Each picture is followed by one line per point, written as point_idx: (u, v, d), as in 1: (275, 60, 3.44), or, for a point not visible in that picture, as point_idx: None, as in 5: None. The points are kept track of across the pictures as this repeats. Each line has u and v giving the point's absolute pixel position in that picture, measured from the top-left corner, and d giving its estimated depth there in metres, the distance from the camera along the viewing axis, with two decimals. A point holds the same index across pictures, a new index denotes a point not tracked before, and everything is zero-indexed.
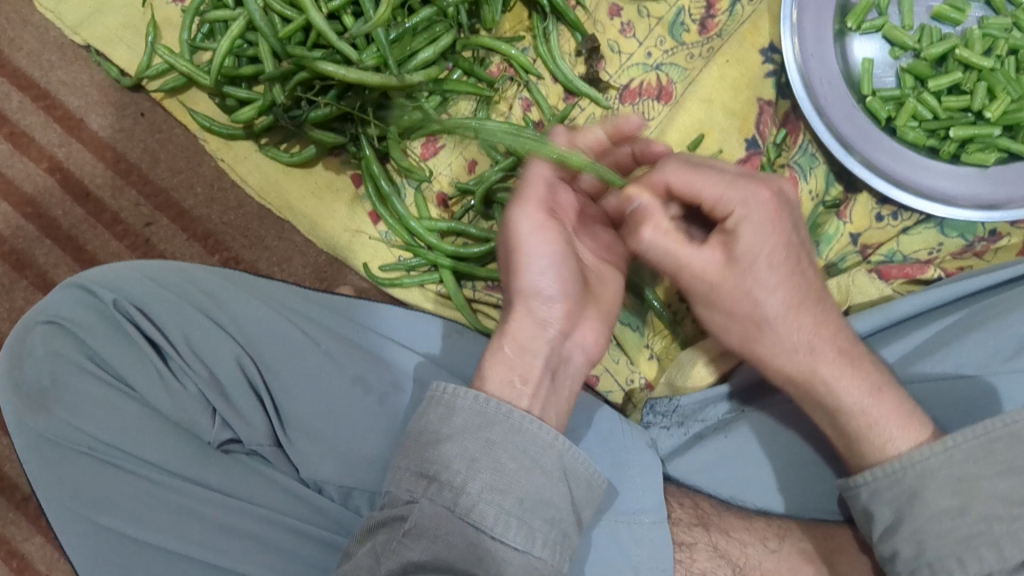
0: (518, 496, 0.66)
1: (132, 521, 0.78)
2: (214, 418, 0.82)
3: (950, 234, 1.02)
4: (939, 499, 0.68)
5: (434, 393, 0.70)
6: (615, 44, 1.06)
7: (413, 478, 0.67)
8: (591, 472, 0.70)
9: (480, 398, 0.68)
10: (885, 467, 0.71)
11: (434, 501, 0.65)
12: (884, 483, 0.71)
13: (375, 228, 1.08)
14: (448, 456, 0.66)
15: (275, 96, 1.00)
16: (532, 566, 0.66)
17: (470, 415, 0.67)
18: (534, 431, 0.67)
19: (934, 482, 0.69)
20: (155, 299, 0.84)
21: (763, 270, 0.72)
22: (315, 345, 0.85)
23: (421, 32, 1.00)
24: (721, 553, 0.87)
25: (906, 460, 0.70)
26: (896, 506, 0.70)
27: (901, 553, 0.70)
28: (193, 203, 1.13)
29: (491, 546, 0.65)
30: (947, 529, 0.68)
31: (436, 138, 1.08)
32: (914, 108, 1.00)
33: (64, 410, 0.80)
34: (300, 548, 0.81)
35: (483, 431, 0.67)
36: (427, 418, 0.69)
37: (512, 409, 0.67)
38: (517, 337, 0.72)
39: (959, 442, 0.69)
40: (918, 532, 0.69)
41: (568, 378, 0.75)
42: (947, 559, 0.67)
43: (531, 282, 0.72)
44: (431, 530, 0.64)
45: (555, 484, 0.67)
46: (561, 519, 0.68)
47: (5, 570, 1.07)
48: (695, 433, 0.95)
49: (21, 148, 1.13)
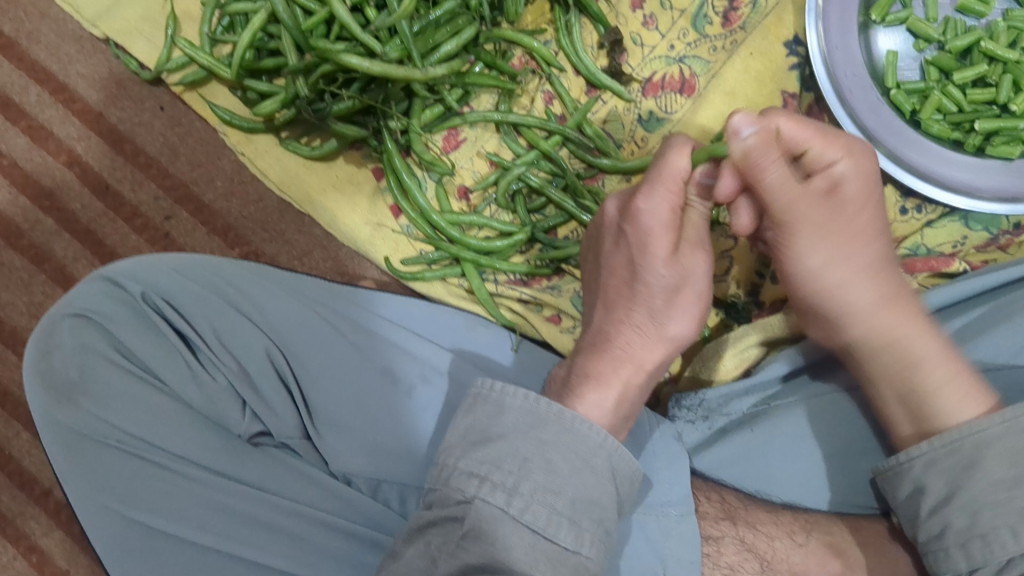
0: (570, 496, 0.65)
1: (160, 514, 0.78)
2: (244, 410, 0.82)
3: (974, 228, 1.01)
4: (993, 469, 0.69)
5: (480, 391, 0.70)
6: (637, 37, 1.06)
7: (463, 478, 0.66)
8: (636, 472, 0.69)
9: (530, 397, 0.68)
10: (942, 438, 0.73)
11: (489, 503, 0.65)
12: (942, 453, 0.73)
13: (396, 222, 1.07)
14: (495, 457, 0.66)
15: (298, 88, 0.99)
16: (584, 566, 0.65)
17: (520, 414, 0.67)
18: (584, 432, 0.67)
19: (990, 453, 0.70)
20: (183, 291, 0.83)
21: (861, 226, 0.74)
22: (342, 337, 0.85)
23: (445, 24, 0.99)
24: (748, 546, 0.86)
25: (963, 431, 0.72)
26: (950, 475, 0.72)
27: (953, 525, 0.71)
28: (212, 197, 1.12)
29: (545, 547, 0.64)
30: (1002, 499, 0.68)
31: (458, 131, 1.07)
32: (938, 100, 0.99)
33: (93, 402, 0.80)
34: (328, 542, 0.80)
35: (535, 431, 0.67)
36: (474, 416, 0.69)
37: (563, 410, 0.67)
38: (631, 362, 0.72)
39: (1016, 415, 0.69)
40: (972, 503, 0.70)
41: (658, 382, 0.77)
42: (999, 530, 0.68)
43: (679, 326, 0.72)
44: (489, 532, 0.65)
45: (603, 484, 0.67)
46: (607, 518, 0.67)
47: (26, 564, 1.06)
48: (720, 426, 0.95)
49: (40, 141, 1.12)
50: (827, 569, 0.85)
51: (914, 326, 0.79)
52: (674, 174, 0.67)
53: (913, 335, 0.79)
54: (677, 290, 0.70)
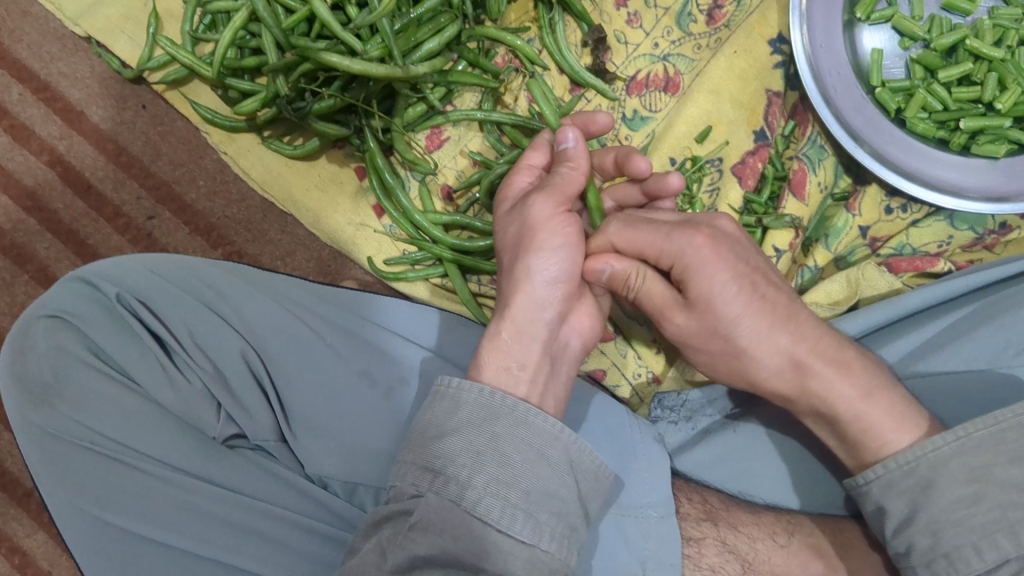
0: (524, 488, 0.66)
1: (134, 517, 0.78)
2: (218, 413, 0.81)
3: (961, 227, 1.01)
4: (952, 488, 0.70)
5: (438, 388, 0.71)
6: (622, 35, 1.05)
7: (417, 472, 0.68)
8: (598, 466, 0.71)
9: (484, 391, 0.69)
10: (898, 459, 0.73)
11: (439, 496, 0.66)
12: (898, 474, 0.73)
13: (379, 222, 1.07)
14: (452, 450, 0.67)
15: (278, 87, 0.98)
16: (540, 559, 0.66)
17: (474, 408, 0.68)
18: (539, 424, 0.68)
19: (947, 472, 0.71)
20: (160, 293, 0.82)
21: (719, 290, 0.74)
22: (320, 338, 0.85)
23: (427, 23, 0.99)
24: (730, 548, 0.86)
25: (920, 449, 0.73)
26: (910, 496, 0.72)
27: (917, 545, 0.71)
28: (195, 196, 1.11)
29: (499, 538, 0.65)
30: (962, 517, 0.70)
31: (441, 130, 1.07)
32: (924, 99, 0.98)
33: (68, 405, 0.79)
34: (303, 544, 0.80)
35: (488, 424, 0.68)
36: (432, 412, 0.70)
37: (517, 402, 0.69)
38: (517, 322, 0.74)
39: (969, 432, 0.71)
40: (933, 523, 0.70)
41: (566, 367, 0.78)
42: (963, 549, 0.69)
43: (537, 265, 0.74)
44: (438, 523, 0.65)
45: (561, 476, 0.68)
46: (568, 512, 0.68)
47: (8, 566, 1.06)
48: (704, 427, 0.94)
49: (21, 140, 1.11)
50: (808, 570, 0.85)
51: (842, 368, 0.77)
52: (528, 162, 0.83)
53: (843, 374, 0.77)
54: (529, 234, 0.75)
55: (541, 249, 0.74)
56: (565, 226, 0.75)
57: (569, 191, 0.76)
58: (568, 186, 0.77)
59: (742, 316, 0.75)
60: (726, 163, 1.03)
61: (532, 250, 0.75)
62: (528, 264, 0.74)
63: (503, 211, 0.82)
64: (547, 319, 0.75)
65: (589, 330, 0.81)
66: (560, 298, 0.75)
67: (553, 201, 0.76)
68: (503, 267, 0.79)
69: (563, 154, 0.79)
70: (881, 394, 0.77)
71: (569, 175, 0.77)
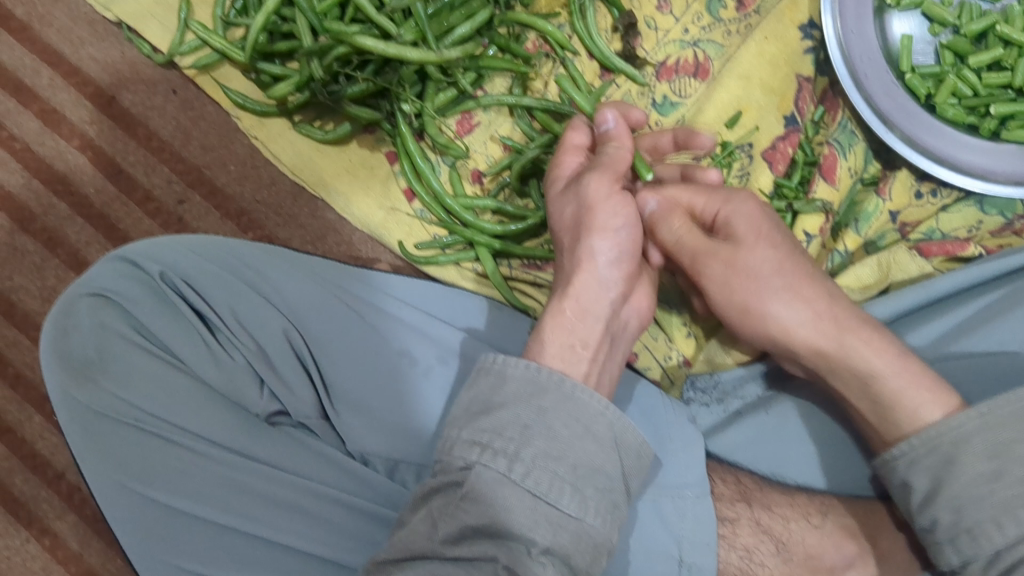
0: (571, 463, 0.67)
1: (178, 493, 0.78)
2: (262, 390, 0.83)
3: (990, 212, 1.01)
4: (975, 463, 0.70)
5: (484, 365, 0.73)
6: (652, 21, 1.06)
7: (466, 445, 0.68)
8: (641, 443, 0.72)
9: (531, 366, 0.71)
10: (923, 435, 0.74)
11: (490, 468, 0.66)
12: (924, 451, 0.73)
13: (410, 206, 1.07)
14: (500, 423, 0.68)
15: (313, 71, 0.99)
16: (586, 533, 0.67)
17: (520, 383, 0.70)
18: (584, 400, 0.70)
19: (970, 448, 0.71)
20: (202, 272, 0.83)
21: (756, 259, 0.80)
22: (361, 318, 0.85)
23: (458, 7, 0.99)
24: (764, 529, 0.87)
25: (942, 427, 0.73)
26: (934, 472, 0.73)
27: (941, 520, 0.72)
28: (225, 180, 1.12)
29: (546, 511, 0.66)
30: (985, 493, 0.69)
31: (472, 115, 1.07)
32: (954, 84, 0.99)
33: (111, 381, 0.80)
34: (345, 520, 0.80)
35: (536, 399, 0.69)
36: (478, 387, 0.72)
37: (563, 376, 0.70)
38: (581, 300, 0.76)
39: (993, 409, 0.70)
40: (956, 499, 0.71)
41: (620, 347, 0.81)
42: (985, 524, 0.69)
43: (600, 244, 0.77)
44: (486, 496, 0.66)
45: (607, 452, 0.69)
46: (612, 489, 0.69)
47: (39, 548, 1.06)
48: (735, 409, 0.95)
49: (52, 125, 1.12)
50: (842, 551, 0.85)
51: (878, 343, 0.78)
52: (573, 142, 0.86)
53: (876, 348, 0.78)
54: (588, 213, 0.78)
55: (603, 228, 0.77)
56: (622, 204, 0.78)
57: (616, 166, 0.80)
58: (617, 164, 0.80)
59: (769, 279, 0.79)
60: (755, 149, 1.04)
61: (594, 228, 0.77)
62: (591, 243, 0.77)
63: (554, 194, 0.84)
64: (612, 298, 0.77)
65: (646, 312, 0.84)
66: (620, 276, 0.78)
67: (609, 181, 0.78)
68: (563, 247, 0.81)
69: (606, 135, 0.83)
70: (903, 368, 0.77)
71: (616, 151, 0.81)
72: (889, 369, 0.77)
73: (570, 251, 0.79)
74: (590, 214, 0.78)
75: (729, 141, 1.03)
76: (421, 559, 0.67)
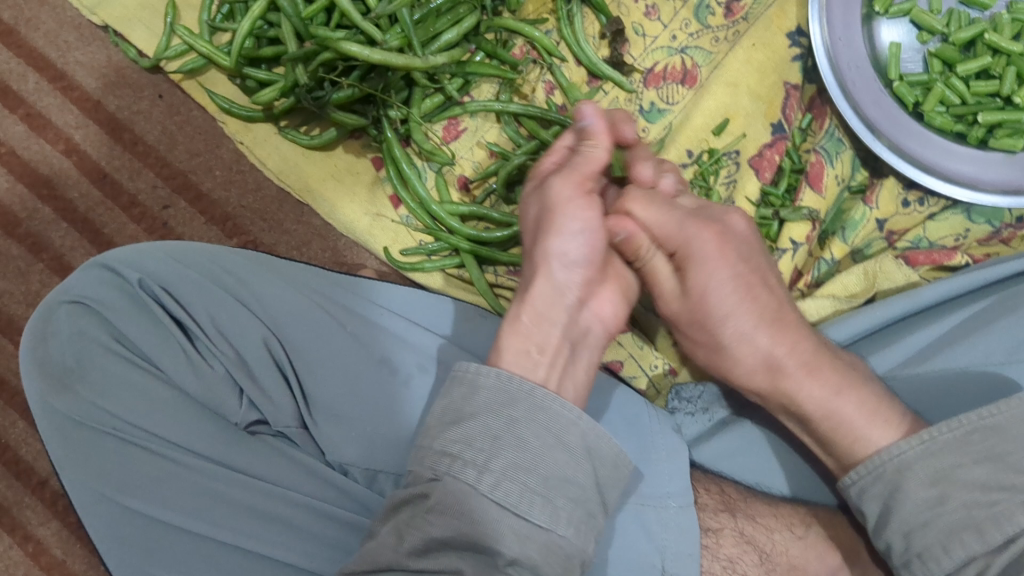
0: (542, 474, 0.67)
1: (156, 503, 0.78)
2: (240, 399, 0.81)
3: (977, 221, 1.01)
4: (918, 489, 0.73)
5: (458, 372, 0.72)
6: (640, 27, 1.05)
7: (436, 456, 0.68)
8: (617, 453, 0.71)
9: (503, 375, 0.69)
10: (867, 465, 0.76)
11: (457, 479, 0.66)
12: (869, 479, 0.76)
13: (396, 212, 1.07)
14: (470, 434, 0.67)
15: (297, 76, 0.98)
16: (556, 544, 0.66)
17: (492, 393, 0.69)
18: (556, 409, 0.69)
19: (912, 474, 0.73)
20: (181, 279, 0.83)
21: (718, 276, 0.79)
22: (341, 326, 0.85)
23: (445, 13, 0.99)
24: (747, 539, 0.86)
25: (886, 455, 0.75)
26: (882, 499, 0.75)
27: (894, 545, 0.74)
28: (211, 185, 1.11)
29: (514, 523, 0.65)
30: (930, 518, 0.72)
31: (458, 121, 1.07)
32: (942, 93, 0.98)
33: (89, 390, 0.79)
34: (323, 530, 0.80)
35: (506, 408, 0.68)
36: (451, 396, 0.70)
37: (535, 387, 0.69)
38: (537, 307, 0.75)
39: (934, 436, 0.73)
40: (905, 525, 0.73)
41: (586, 351, 0.78)
42: (933, 548, 0.71)
43: (559, 245, 0.76)
44: (456, 506, 0.66)
45: (579, 462, 0.69)
46: (586, 499, 0.69)
47: (22, 554, 1.06)
48: (720, 419, 0.95)
49: (38, 129, 1.11)
50: (825, 562, 0.85)
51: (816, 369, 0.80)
52: (561, 142, 0.83)
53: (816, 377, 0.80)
54: (549, 216, 0.76)
55: (563, 228, 0.76)
56: (584, 206, 0.76)
57: (583, 169, 0.77)
58: (586, 167, 0.78)
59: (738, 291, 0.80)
60: (743, 156, 1.03)
61: (551, 233, 0.76)
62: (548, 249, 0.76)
63: (528, 196, 0.82)
64: (568, 305, 0.76)
65: (616, 315, 0.81)
66: (581, 280, 0.76)
67: (573, 181, 0.77)
68: (528, 250, 0.80)
69: (583, 131, 0.79)
70: (855, 392, 0.79)
71: (589, 151, 0.78)
72: (829, 398, 0.80)
73: (533, 256, 0.78)
74: (550, 216, 0.76)
75: (716, 148, 1.03)
76: (389, 571, 0.68)
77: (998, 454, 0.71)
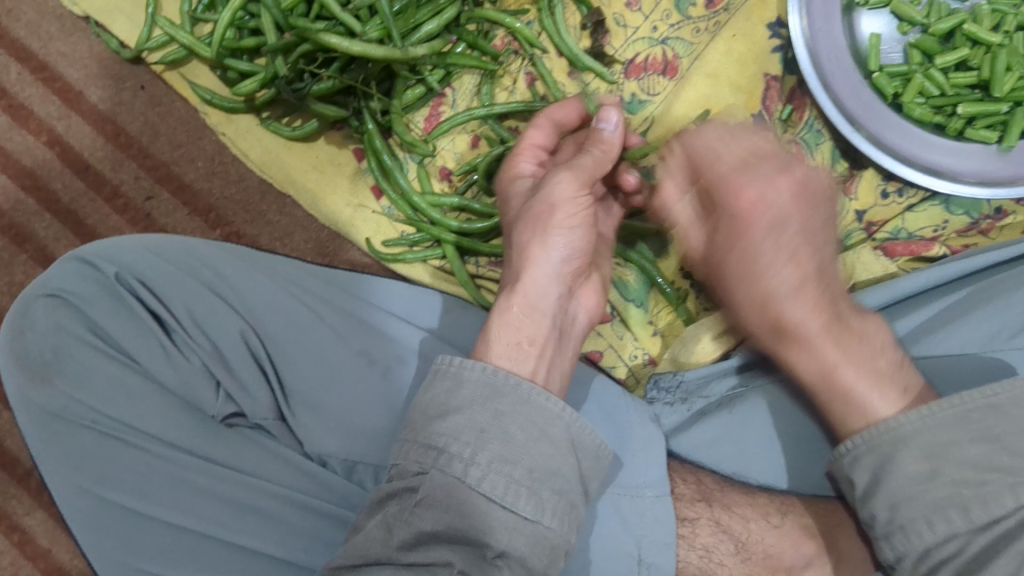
0: (527, 466, 0.66)
1: (131, 492, 0.79)
2: (217, 392, 0.83)
3: (956, 211, 1.02)
4: (911, 462, 0.70)
5: (439, 367, 0.72)
6: (620, 18, 1.05)
7: (421, 450, 0.68)
8: (599, 444, 0.71)
9: (488, 369, 0.70)
10: (866, 434, 0.73)
11: (444, 472, 0.66)
12: (865, 448, 0.73)
13: (378, 203, 1.07)
14: (455, 428, 0.67)
15: (277, 68, 0.97)
16: (543, 535, 0.66)
17: (478, 387, 0.69)
18: (541, 402, 0.69)
19: (907, 448, 0.70)
20: (160, 273, 0.84)
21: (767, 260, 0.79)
22: (319, 319, 0.86)
23: (425, 4, 0.99)
24: (723, 528, 0.87)
25: (885, 425, 0.72)
26: (872, 469, 0.72)
27: (878, 516, 0.71)
28: (193, 176, 1.12)
29: (501, 515, 0.65)
30: (919, 492, 0.69)
31: (439, 112, 1.07)
32: (921, 84, 0.97)
33: (68, 383, 0.80)
34: (301, 521, 0.81)
35: (493, 402, 0.68)
36: (433, 391, 0.70)
37: (521, 381, 0.69)
38: (528, 297, 0.76)
39: (935, 410, 0.70)
40: (892, 497, 0.70)
41: (572, 341, 0.80)
42: (917, 521, 0.69)
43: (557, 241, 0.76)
44: (445, 500, 0.65)
45: (562, 455, 0.68)
46: (569, 490, 0.68)
47: (7, 544, 1.06)
48: (699, 409, 0.95)
49: (20, 120, 1.11)
50: (801, 550, 0.85)
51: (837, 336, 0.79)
52: (531, 142, 0.87)
53: (838, 343, 0.78)
54: (547, 209, 0.77)
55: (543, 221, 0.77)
56: (582, 207, 0.77)
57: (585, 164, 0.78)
58: (590, 168, 0.78)
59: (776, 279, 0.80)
60: None
61: (550, 226, 0.76)
62: (545, 240, 0.76)
63: (507, 195, 0.87)
64: (559, 271, 0.77)
65: (595, 307, 0.83)
66: (584, 234, 0.77)
67: (574, 177, 0.77)
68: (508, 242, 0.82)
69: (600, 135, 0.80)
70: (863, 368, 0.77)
71: (599, 157, 0.79)
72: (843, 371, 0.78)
73: (521, 245, 0.78)
74: (550, 205, 0.77)
75: None
76: (376, 566, 0.67)
77: (996, 433, 0.68)
